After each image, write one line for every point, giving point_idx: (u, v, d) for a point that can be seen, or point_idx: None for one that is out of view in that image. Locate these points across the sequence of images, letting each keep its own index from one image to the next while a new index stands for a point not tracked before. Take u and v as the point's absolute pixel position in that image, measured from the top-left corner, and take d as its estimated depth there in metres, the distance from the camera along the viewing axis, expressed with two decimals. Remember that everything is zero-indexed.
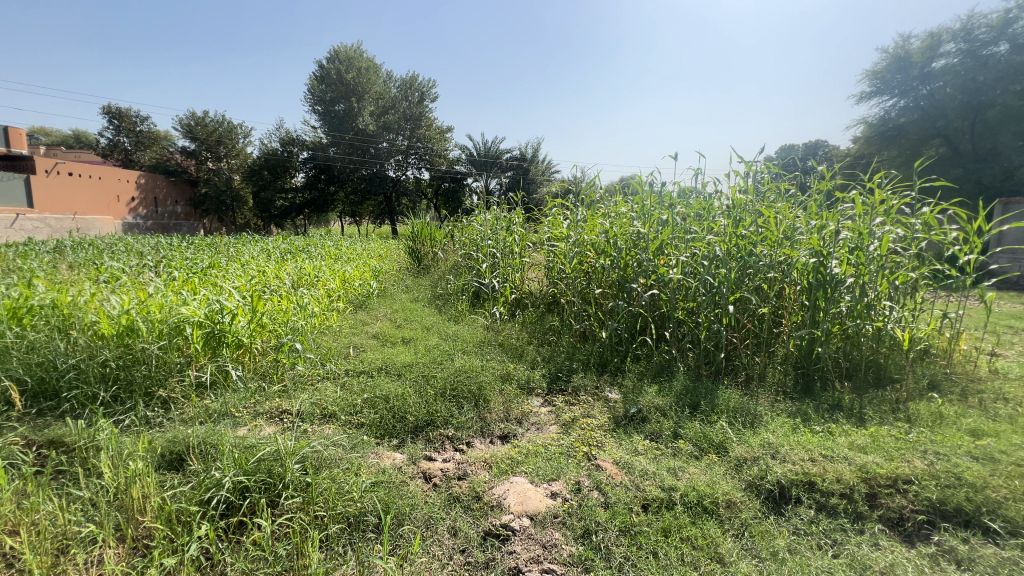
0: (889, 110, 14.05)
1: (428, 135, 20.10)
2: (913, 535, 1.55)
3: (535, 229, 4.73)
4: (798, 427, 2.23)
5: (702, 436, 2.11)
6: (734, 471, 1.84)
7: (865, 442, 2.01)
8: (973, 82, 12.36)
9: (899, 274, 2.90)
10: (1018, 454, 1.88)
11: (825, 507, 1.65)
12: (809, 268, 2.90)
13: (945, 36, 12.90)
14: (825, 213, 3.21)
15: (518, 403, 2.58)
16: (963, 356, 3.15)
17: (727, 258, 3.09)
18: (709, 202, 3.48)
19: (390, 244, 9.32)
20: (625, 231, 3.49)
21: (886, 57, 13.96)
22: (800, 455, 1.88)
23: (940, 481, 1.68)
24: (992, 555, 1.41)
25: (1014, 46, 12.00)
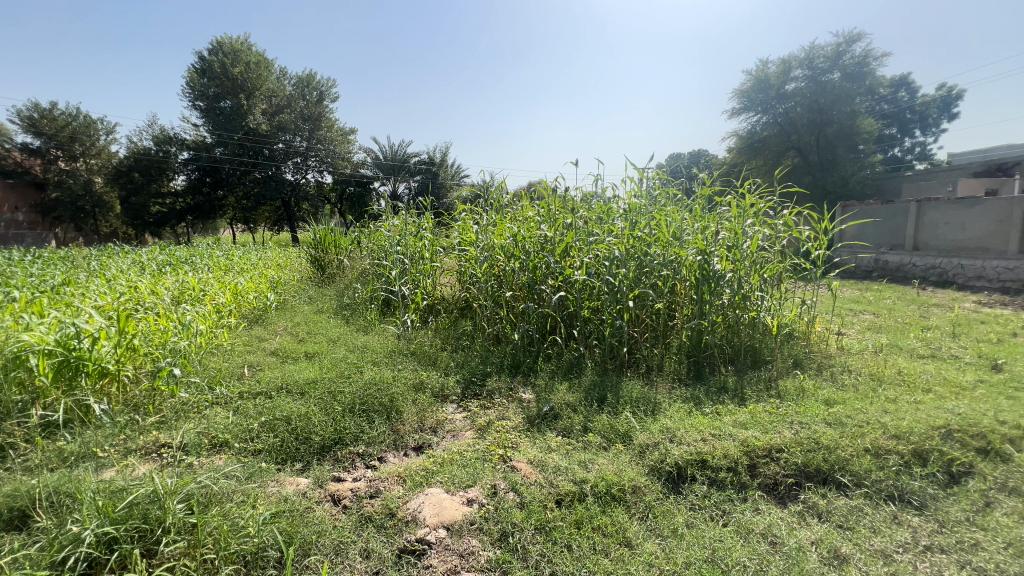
0: (754, 125, 15.99)
1: (330, 137, 19.12)
2: (785, 497, 1.78)
3: (445, 233, 4.69)
4: (691, 411, 2.44)
5: (609, 427, 2.23)
6: (637, 457, 1.97)
7: (746, 419, 2.26)
8: (816, 103, 14.60)
9: (767, 267, 3.35)
10: (859, 416, 2.24)
11: (716, 482, 1.82)
12: (695, 265, 3.22)
13: (794, 63, 14.97)
14: (707, 215, 3.57)
15: (432, 411, 2.53)
16: (818, 336, 3.67)
17: (626, 258, 3.32)
18: (609, 206, 3.70)
19: (290, 252, 8.67)
20: (532, 235, 3.59)
21: (750, 77, 15.75)
22: (694, 436, 2.06)
23: (805, 447, 1.94)
24: (844, 506, 1.67)
25: (845, 74, 14.53)
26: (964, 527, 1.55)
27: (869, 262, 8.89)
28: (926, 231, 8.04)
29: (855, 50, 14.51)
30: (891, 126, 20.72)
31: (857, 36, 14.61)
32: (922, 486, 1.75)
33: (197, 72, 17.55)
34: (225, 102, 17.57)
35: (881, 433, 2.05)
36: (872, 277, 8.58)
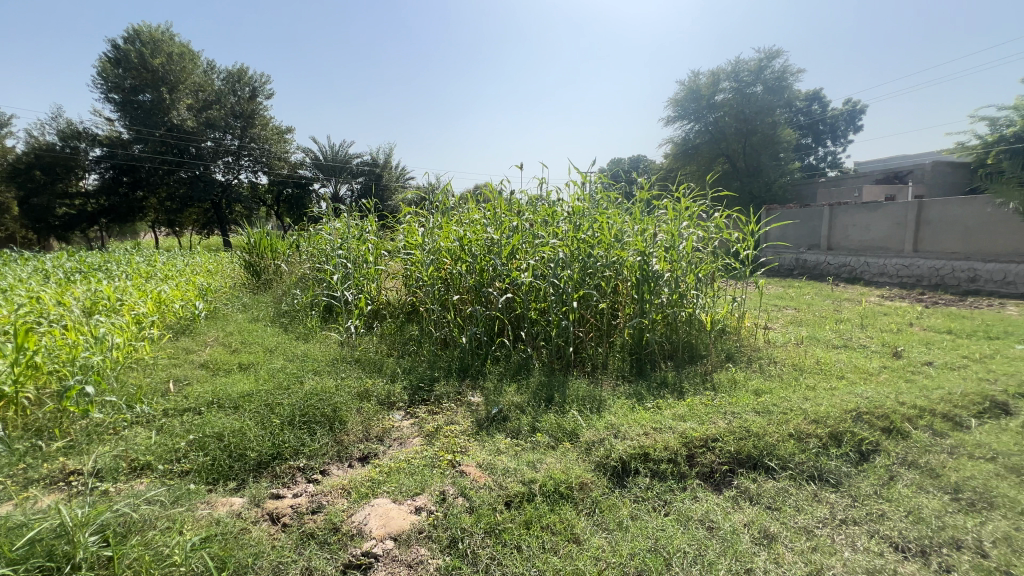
0: (687, 133, 16.87)
1: (264, 136, 18.16)
2: (720, 483, 1.89)
3: (390, 236, 4.58)
4: (634, 406, 2.54)
5: (557, 426, 2.27)
6: (584, 454, 2.02)
7: (684, 411, 2.38)
8: (742, 114, 15.65)
9: (701, 267, 3.55)
10: (784, 404, 2.42)
11: (658, 473, 1.90)
12: (635, 266, 3.35)
13: (722, 75, 15.96)
14: (646, 218, 3.73)
15: (377, 420, 2.45)
16: (748, 330, 3.93)
17: (571, 260, 3.39)
18: (553, 209, 3.76)
19: (221, 257, 8.12)
20: (478, 237, 3.58)
21: (683, 88, 16.61)
22: (637, 431, 2.14)
23: (737, 435, 2.07)
24: (772, 488, 1.80)
25: (766, 88, 15.69)
26: (873, 500, 1.72)
27: (791, 262, 9.63)
28: (838, 233, 8.83)
29: (775, 65, 15.70)
30: (807, 137, 22.61)
31: (778, 53, 15.78)
32: (838, 465, 1.92)
33: (110, 62, 16.04)
34: (144, 95, 16.09)
35: (802, 419, 2.22)
36: (794, 275, 9.31)
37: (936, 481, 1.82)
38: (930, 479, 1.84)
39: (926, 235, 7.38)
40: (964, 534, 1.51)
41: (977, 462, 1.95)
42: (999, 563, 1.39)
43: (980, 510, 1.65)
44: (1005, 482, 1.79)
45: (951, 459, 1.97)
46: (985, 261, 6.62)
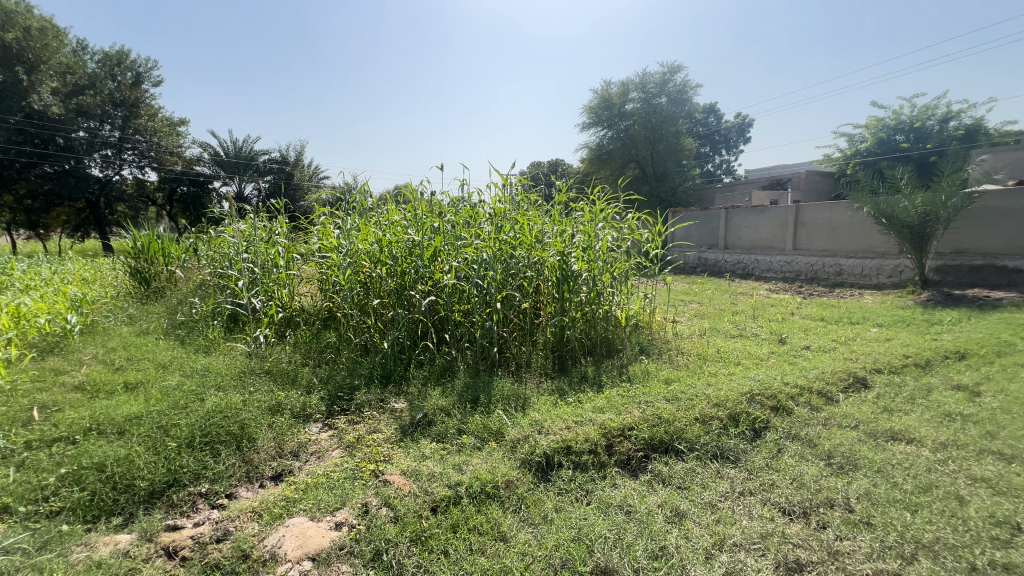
0: (601, 139, 17.73)
1: (151, 128, 16.23)
2: (637, 469, 2.01)
3: (302, 239, 4.30)
4: (557, 401, 2.62)
5: (482, 427, 2.28)
6: (509, 452, 2.04)
7: (603, 404, 2.50)
8: (650, 123, 16.76)
9: (616, 266, 3.75)
10: (690, 391, 2.63)
11: (580, 465, 1.98)
12: (555, 266, 3.45)
13: (631, 86, 16.95)
14: (565, 220, 3.86)
15: (292, 434, 2.30)
16: (659, 324, 4.23)
17: (493, 260, 3.41)
18: (475, 210, 3.76)
19: (99, 263, 7.14)
20: (399, 239, 3.48)
21: (596, 96, 17.42)
22: (559, 425, 2.21)
23: (650, 423, 2.22)
24: (682, 469, 1.95)
25: (670, 99, 16.90)
26: (765, 472, 1.92)
27: (694, 260, 10.48)
28: (733, 233, 9.76)
29: (677, 79, 16.99)
30: (706, 146, 24.77)
31: (677, 68, 17.16)
32: (736, 443, 2.12)
33: None
34: None
35: (706, 403, 2.43)
36: (697, 272, 10.13)
37: (814, 450, 2.08)
38: (809, 448, 2.10)
39: (803, 235, 8.41)
40: (836, 494, 1.74)
41: (845, 430, 2.26)
42: (862, 515, 1.62)
43: (847, 472, 1.91)
44: (865, 446, 2.09)
45: (825, 429, 2.26)
46: (848, 257, 7.68)
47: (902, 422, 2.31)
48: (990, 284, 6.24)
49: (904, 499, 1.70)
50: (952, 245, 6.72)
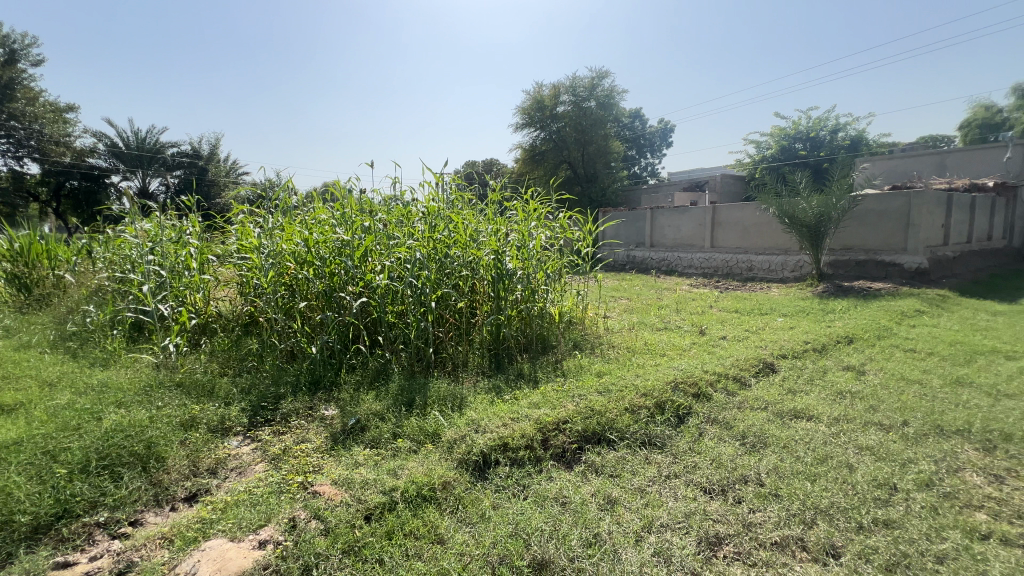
0: (534, 140, 18.05)
1: (31, 113, 14.25)
2: (571, 461, 2.07)
3: (218, 238, 3.97)
4: (493, 399, 2.63)
5: (418, 429, 2.24)
6: (445, 452, 2.02)
7: (539, 399, 2.55)
8: (580, 126, 17.29)
9: (549, 264, 3.83)
10: (621, 383, 2.74)
11: (516, 461, 2.00)
12: (490, 265, 3.46)
13: (562, 89, 17.37)
14: (499, 219, 3.88)
15: (208, 450, 2.12)
16: (591, 320, 4.38)
17: (427, 260, 3.36)
18: (408, 209, 3.67)
19: None
20: (326, 239, 3.31)
21: (528, 97, 17.68)
22: (496, 423, 2.22)
23: (583, 415, 2.29)
24: (613, 458, 2.03)
25: (599, 104, 17.30)
26: (688, 455, 2.06)
27: (623, 258, 10.96)
28: (658, 232, 10.31)
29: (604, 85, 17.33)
30: (632, 149, 25.99)
31: (604, 73, 17.79)
32: (662, 430, 2.25)
33: None
34: None
35: (635, 393, 2.55)
36: (626, 269, 10.59)
37: (730, 431, 2.26)
38: (726, 430, 2.27)
39: (719, 234, 9.08)
40: (750, 471, 1.90)
41: (756, 411, 2.47)
42: (772, 488, 1.78)
43: (758, 449, 2.09)
44: (772, 425, 2.30)
45: (739, 412, 2.46)
46: (758, 254, 8.39)
47: (803, 402, 2.57)
48: (873, 275, 7.08)
49: (805, 470, 1.89)
50: (842, 242, 7.56)
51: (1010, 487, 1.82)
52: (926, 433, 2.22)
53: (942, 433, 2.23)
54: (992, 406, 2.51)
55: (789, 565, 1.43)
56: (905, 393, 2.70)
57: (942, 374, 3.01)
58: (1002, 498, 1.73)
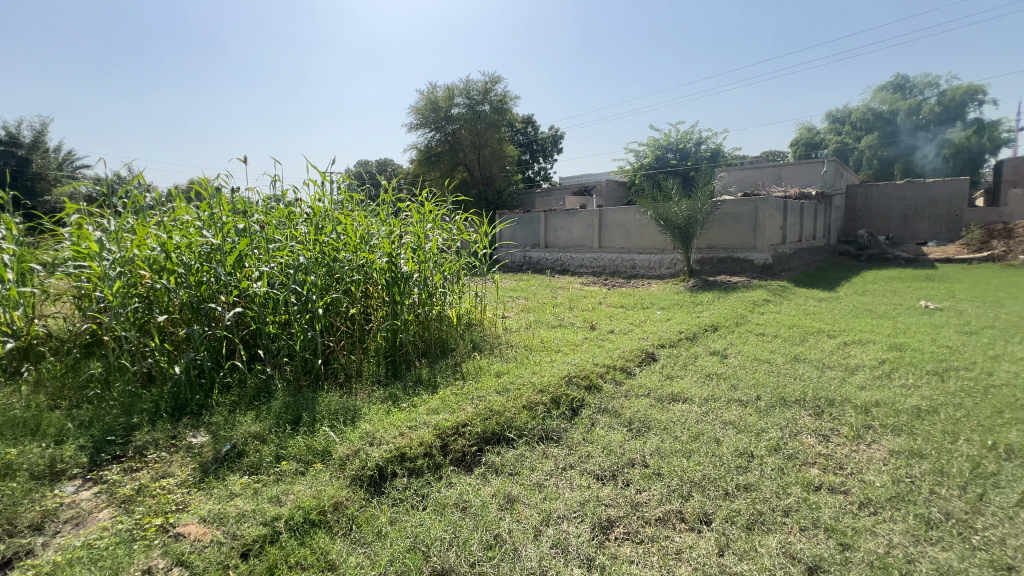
0: (429, 141, 17.88)
1: None
2: (471, 464, 2.06)
3: (41, 242, 3.26)
4: (390, 409, 2.53)
5: (305, 448, 2.05)
6: (337, 470, 1.88)
7: (437, 404, 2.50)
8: (475, 129, 17.47)
9: (447, 266, 3.79)
10: (519, 381, 2.80)
11: (414, 470, 1.94)
12: (384, 268, 3.31)
13: (456, 91, 17.39)
14: (392, 220, 3.72)
15: (31, 502, 1.73)
16: (490, 321, 4.42)
17: (313, 265, 3.10)
18: (290, 209, 3.34)
19: None
20: (190, 242, 2.88)
21: (422, 97, 17.46)
22: (392, 433, 2.13)
23: (483, 416, 2.29)
24: (513, 456, 2.06)
25: (492, 108, 17.60)
26: (582, 445, 2.16)
27: (520, 259, 11.26)
28: (551, 234, 10.76)
29: (497, 90, 17.70)
30: (526, 153, 26.86)
31: (496, 78, 18.15)
32: (558, 424, 2.34)
33: None
34: None
35: (532, 390, 2.63)
36: (523, 270, 10.89)
37: (618, 419, 2.42)
38: (615, 418, 2.43)
39: (606, 235, 9.76)
40: (636, 454, 2.05)
41: (640, 398, 2.68)
42: (655, 468, 1.94)
43: (643, 433, 2.27)
44: (654, 409, 2.51)
45: (626, 400, 2.65)
46: (639, 254, 9.17)
47: (679, 386, 2.85)
48: (731, 270, 8.11)
49: (682, 448, 2.09)
50: (706, 241, 8.56)
51: (834, 443, 2.19)
52: (773, 404, 2.59)
53: (785, 403, 2.62)
54: (820, 377, 3.01)
55: (670, 537, 1.56)
56: (758, 371, 3.13)
57: (784, 352, 3.55)
58: (829, 453, 2.07)
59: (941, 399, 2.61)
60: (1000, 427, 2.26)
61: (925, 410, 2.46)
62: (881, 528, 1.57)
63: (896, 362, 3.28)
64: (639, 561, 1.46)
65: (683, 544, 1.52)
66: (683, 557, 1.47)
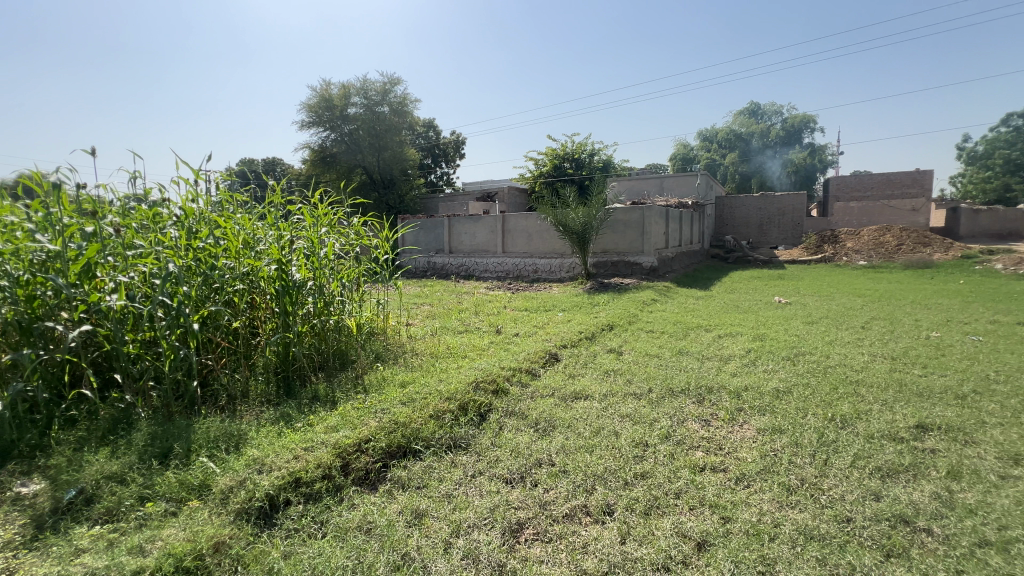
0: (324, 140, 17.13)
1: None
2: (376, 482, 1.95)
3: None
4: (282, 430, 2.30)
5: (176, 485, 1.78)
6: (217, 507, 1.66)
7: (337, 421, 2.33)
8: (374, 130, 16.97)
9: (345, 273, 3.56)
10: (425, 390, 2.73)
11: (311, 496, 1.79)
12: (272, 276, 3.01)
13: (352, 90, 16.72)
14: (282, 224, 3.40)
15: None
16: (393, 329, 4.25)
17: (185, 273, 2.72)
18: (155, 209, 2.85)
19: None
20: (15, 248, 2.31)
21: (315, 94, 16.67)
22: (285, 458, 1.94)
23: (387, 430, 2.19)
24: (420, 469, 2.00)
25: (392, 110, 17.21)
26: (490, 450, 2.16)
27: (424, 264, 11.04)
28: (455, 239, 10.70)
29: (396, 91, 17.32)
30: (428, 157, 26.56)
31: (395, 80, 17.74)
32: (466, 431, 2.31)
33: None
34: None
35: (439, 398, 2.57)
36: (427, 276, 10.70)
37: (525, 420, 2.47)
38: (522, 420, 2.47)
39: (509, 240, 9.96)
40: (543, 454, 2.10)
41: (545, 398, 2.77)
42: (561, 466, 2.00)
43: (549, 432, 2.34)
44: (559, 408, 2.60)
45: (532, 401, 2.71)
46: (541, 258, 9.50)
47: (581, 384, 2.99)
48: (623, 273, 8.73)
49: (585, 444, 2.19)
50: (601, 246, 9.12)
51: (713, 426, 2.45)
52: (663, 395, 2.82)
53: (673, 393, 2.87)
54: (700, 367, 3.35)
55: (577, 532, 1.62)
56: (650, 365, 3.40)
57: (671, 346, 3.90)
58: (710, 436, 2.31)
59: (793, 380, 3.05)
60: (836, 401, 2.70)
61: (782, 391, 2.86)
62: (753, 499, 1.78)
63: (759, 350, 3.77)
64: (549, 560, 1.49)
65: (588, 538, 1.58)
66: (589, 550, 1.52)
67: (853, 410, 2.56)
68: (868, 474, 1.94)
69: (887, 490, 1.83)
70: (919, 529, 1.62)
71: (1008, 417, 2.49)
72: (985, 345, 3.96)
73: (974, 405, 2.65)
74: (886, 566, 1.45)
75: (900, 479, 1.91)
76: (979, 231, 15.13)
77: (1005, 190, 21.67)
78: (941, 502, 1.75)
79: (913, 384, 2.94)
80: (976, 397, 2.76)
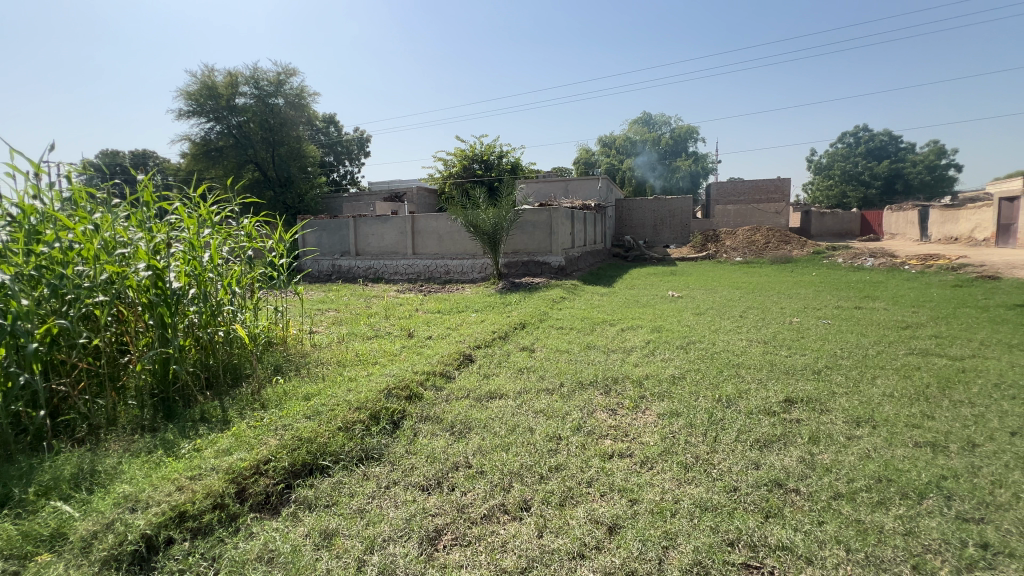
0: (207, 133, 15.52)
1: None
2: (278, 506, 1.80)
3: None
4: (160, 459, 2.03)
5: (17, 538, 1.47)
6: (76, 558, 1.41)
7: (230, 443, 2.11)
8: (266, 122, 15.67)
9: (235, 278, 3.21)
10: (331, 402, 2.57)
11: (200, 530, 1.59)
12: (144, 285, 2.60)
13: (240, 79, 15.32)
14: (155, 224, 2.96)
15: None
16: (293, 338, 3.94)
17: (25, 285, 2.25)
18: None
19: None
20: None
21: (195, 81, 15.03)
22: (167, 489, 1.70)
23: (290, 448, 2.03)
24: (328, 485, 1.88)
25: (288, 102, 16.04)
26: (405, 458, 2.09)
27: (328, 268, 10.46)
28: (361, 240, 10.21)
29: (292, 82, 16.17)
30: (329, 155, 25.10)
31: (290, 71, 16.56)
32: (379, 441, 2.22)
33: None
34: None
35: (347, 409, 2.43)
36: (332, 280, 10.15)
37: (440, 425, 2.42)
38: (437, 424, 2.42)
39: (420, 241, 9.73)
40: (459, 457, 2.07)
41: (460, 400, 2.75)
42: (478, 467, 2.00)
43: (464, 435, 2.32)
44: (474, 409, 2.59)
45: (447, 405, 2.67)
46: (452, 259, 9.44)
47: (496, 383, 3.02)
48: (534, 272, 8.96)
49: (502, 442, 2.21)
50: (511, 246, 9.28)
51: (619, 415, 2.60)
52: (573, 389, 2.95)
53: (582, 386, 3.01)
54: (606, 360, 3.55)
55: (496, 531, 1.63)
56: (560, 361, 3.53)
57: (580, 342, 4.08)
58: (617, 425, 2.45)
59: (686, 366, 3.36)
60: (722, 383, 3.02)
61: (677, 377, 3.13)
62: (656, 479, 1.92)
63: (657, 341, 4.09)
64: (468, 564, 1.47)
65: (506, 536, 1.59)
66: (509, 548, 1.54)
67: (736, 390, 2.88)
68: (749, 446, 2.19)
69: (765, 459, 2.07)
70: (789, 489, 1.86)
71: (851, 386, 2.96)
72: (832, 326, 4.69)
73: (826, 378, 3.12)
74: (766, 526, 1.64)
75: (774, 448, 2.18)
76: (826, 231, 17.91)
77: (843, 197, 25.88)
78: (805, 464, 2.03)
79: (781, 364, 3.38)
80: (828, 370, 3.26)
